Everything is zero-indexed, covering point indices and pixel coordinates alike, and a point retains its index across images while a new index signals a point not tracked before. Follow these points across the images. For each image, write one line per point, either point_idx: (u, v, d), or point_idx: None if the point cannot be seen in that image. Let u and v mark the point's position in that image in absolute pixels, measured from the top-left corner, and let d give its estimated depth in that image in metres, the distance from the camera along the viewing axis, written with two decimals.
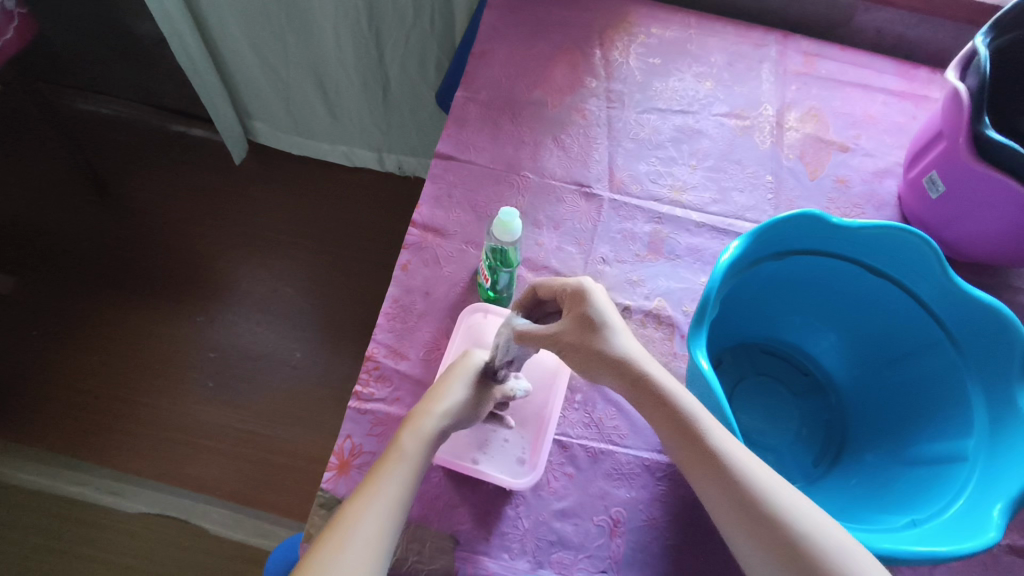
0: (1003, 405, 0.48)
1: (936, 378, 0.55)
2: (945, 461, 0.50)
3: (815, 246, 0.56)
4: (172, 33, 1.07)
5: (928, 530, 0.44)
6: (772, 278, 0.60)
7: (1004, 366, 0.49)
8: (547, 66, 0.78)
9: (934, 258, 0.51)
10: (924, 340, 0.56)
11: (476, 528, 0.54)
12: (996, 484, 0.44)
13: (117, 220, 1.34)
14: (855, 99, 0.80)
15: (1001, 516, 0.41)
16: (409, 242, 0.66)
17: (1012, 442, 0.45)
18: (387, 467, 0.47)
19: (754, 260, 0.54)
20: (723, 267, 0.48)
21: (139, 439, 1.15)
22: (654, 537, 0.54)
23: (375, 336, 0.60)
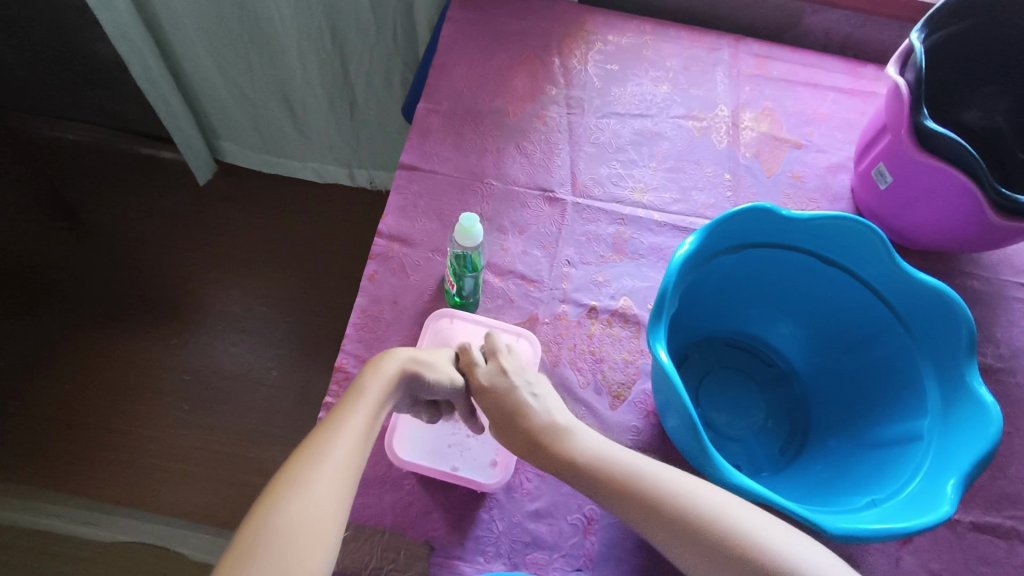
0: (953, 386, 0.50)
1: (892, 362, 0.57)
2: (904, 443, 0.51)
3: (768, 238, 0.57)
4: (133, 57, 1.06)
5: (888, 508, 0.45)
6: (731, 273, 0.61)
7: (951, 347, 0.51)
8: (506, 75, 0.80)
9: (881, 245, 0.52)
10: (878, 325, 0.58)
11: (451, 534, 0.54)
12: (949, 461, 0.45)
13: (85, 245, 1.32)
14: (807, 97, 0.83)
15: (955, 492, 0.43)
16: (376, 252, 0.66)
17: (963, 421, 0.47)
18: (349, 405, 0.48)
19: (710, 254, 0.56)
20: (678, 262, 0.50)
21: (115, 467, 1.13)
22: (627, 533, 0.55)
23: (344, 347, 0.61)
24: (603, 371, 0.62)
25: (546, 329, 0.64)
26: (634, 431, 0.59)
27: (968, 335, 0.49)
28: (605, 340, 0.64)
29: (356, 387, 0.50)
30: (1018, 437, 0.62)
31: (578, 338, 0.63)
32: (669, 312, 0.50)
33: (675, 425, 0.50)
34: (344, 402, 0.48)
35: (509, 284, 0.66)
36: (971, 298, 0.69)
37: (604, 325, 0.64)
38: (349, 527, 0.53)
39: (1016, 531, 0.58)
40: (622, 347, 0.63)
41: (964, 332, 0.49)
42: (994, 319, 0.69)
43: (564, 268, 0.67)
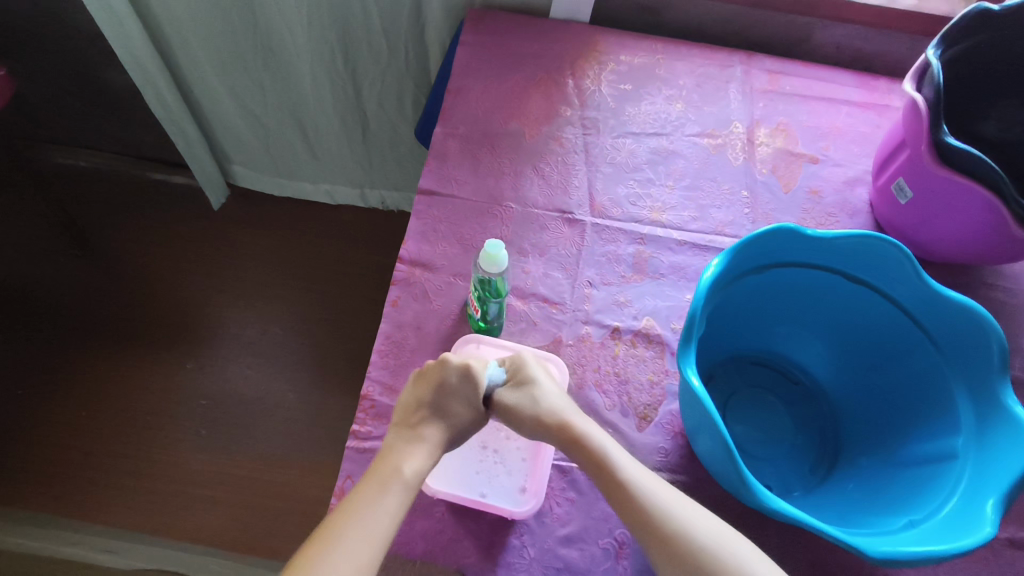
0: (986, 404, 0.49)
1: (922, 378, 0.56)
2: (937, 462, 0.51)
3: (793, 258, 0.57)
4: (146, 83, 1.08)
5: (927, 529, 0.45)
6: (757, 293, 0.61)
7: (983, 364, 0.50)
8: (521, 98, 0.81)
9: (907, 263, 0.52)
10: (906, 342, 0.58)
11: (482, 561, 0.54)
12: (987, 481, 0.45)
13: (103, 271, 1.33)
14: (820, 112, 0.83)
15: (995, 513, 0.42)
16: (398, 278, 0.66)
17: (999, 439, 0.47)
18: (380, 488, 0.48)
19: (736, 276, 0.56)
20: (706, 285, 0.50)
21: (132, 492, 1.13)
22: None
23: (370, 374, 0.61)
24: (629, 393, 0.62)
25: (570, 351, 0.64)
26: (662, 452, 0.59)
27: (1000, 352, 0.49)
28: (629, 361, 0.64)
29: (388, 470, 0.49)
30: None
31: (602, 359, 0.63)
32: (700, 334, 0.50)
33: (706, 447, 0.50)
34: (373, 481, 0.48)
35: (532, 307, 0.66)
36: (996, 310, 0.70)
37: (628, 346, 0.64)
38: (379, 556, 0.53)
39: None
40: (647, 368, 0.63)
41: (993, 349, 0.49)
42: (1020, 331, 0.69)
43: (586, 289, 0.68)
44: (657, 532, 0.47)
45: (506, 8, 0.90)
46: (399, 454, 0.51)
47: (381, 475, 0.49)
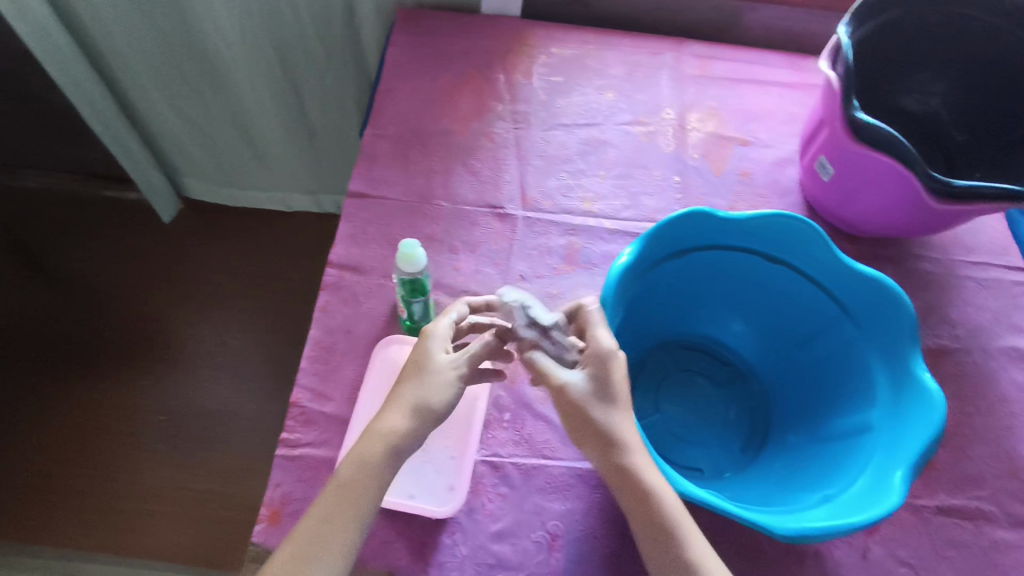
0: (899, 375, 0.50)
1: (841, 353, 0.57)
2: (855, 435, 0.51)
3: (709, 241, 0.57)
4: (82, 99, 1.06)
5: (839, 503, 0.46)
6: (680, 277, 0.62)
7: (896, 334, 0.51)
8: (451, 95, 0.80)
9: (818, 240, 0.53)
10: (826, 318, 0.58)
11: (414, 562, 0.53)
12: (896, 452, 0.46)
13: (58, 292, 1.32)
14: (750, 95, 0.84)
15: (902, 483, 0.43)
16: (327, 282, 0.66)
17: (911, 409, 0.47)
18: (367, 453, 0.47)
19: (652, 262, 0.56)
20: (619, 270, 0.51)
21: (94, 513, 1.12)
22: (593, 546, 0.55)
23: (299, 381, 0.60)
24: None
25: None
26: None
27: (910, 320, 0.50)
28: None
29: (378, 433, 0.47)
30: (977, 417, 0.64)
31: None
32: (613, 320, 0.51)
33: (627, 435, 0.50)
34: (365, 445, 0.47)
35: None
36: (924, 281, 0.72)
37: None
38: None
39: (980, 511, 0.60)
40: None
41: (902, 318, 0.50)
42: (945, 302, 0.71)
43: (518, 283, 0.67)
44: (660, 543, 0.45)
45: (436, 6, 0.89)
46: (382, 428, 0.48)
47: (356, 462, 0.46)
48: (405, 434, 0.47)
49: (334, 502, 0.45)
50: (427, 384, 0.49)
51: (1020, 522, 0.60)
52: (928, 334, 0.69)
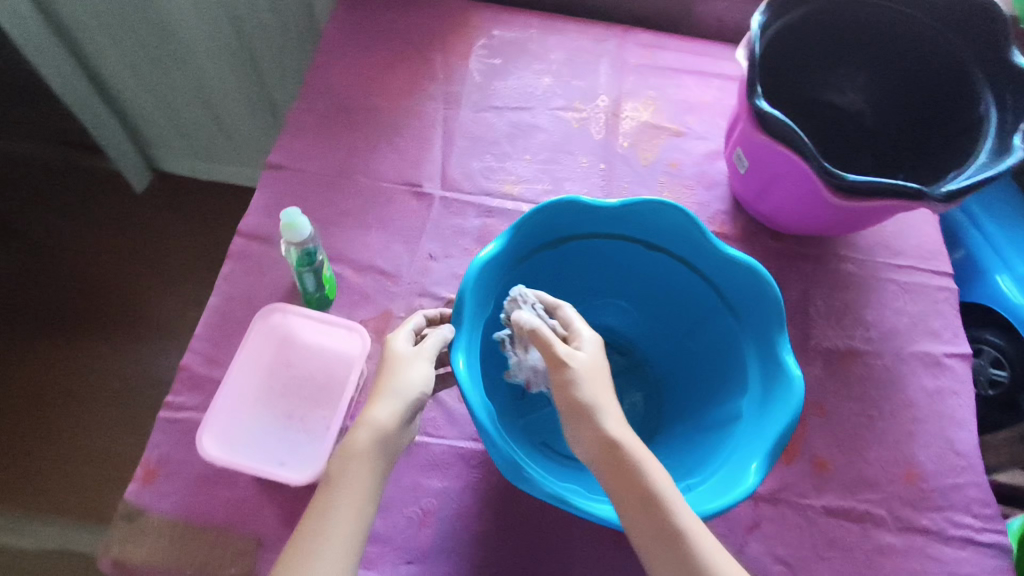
0: (771, 367, 0.51)
1: (721, 340, 0.58)
2: (728, 425, 0.53)
3: (590, 230, 0.58)
4: (59, 79, 1.06)
5: (699, 492, 0.47)
6: (567, 265, 0.62)
7: (766, 321, 0.53)
8: (386, 73, 0.80)
9: (693, 225, 0.54)
10: (707, 307, 0.59)
11: (282, 530, 0.54)
12: (756, 442, 0.47)
13: (17, 251, 1.27)
14: (690, 86, 0.83)
15: (756, 474, 0.44)
16: (233, 250, 0.66)
17: (777, 400, 0.49)
18: (354, 463, 0.42)
19: (526, 250, 0.56)
20: (481, 262, 0.49)
21: (37, 471, 1.11)
22: (464, 525, 0.55)
23: (191, 346, 0.61)
24: None
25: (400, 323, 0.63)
26: None
27: (777, 306, 0.51)
28: None
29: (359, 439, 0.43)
30: (878, 421, 0.63)
31: None
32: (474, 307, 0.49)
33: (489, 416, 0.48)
34: (353, 455, 0.43)
35: (367, 280, 0.66)
36: (844, 281, 0.71)
37: None
38: (179, 523, 0.53)
39: (868, 514, 0.59)
40: None
41: (773, 311, 0.51)
42: (861, 303, 0.70)
43: (425, 261, 0.67)
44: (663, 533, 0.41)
45: None
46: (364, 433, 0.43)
47: (337, 479, 0.42)
48: (395, 426, 0.44)
49: (319, 523, 0.40)
50: (407, 373, 0.46)
51: (908, 527, 0.59)
52: (840, 336, 0.68)
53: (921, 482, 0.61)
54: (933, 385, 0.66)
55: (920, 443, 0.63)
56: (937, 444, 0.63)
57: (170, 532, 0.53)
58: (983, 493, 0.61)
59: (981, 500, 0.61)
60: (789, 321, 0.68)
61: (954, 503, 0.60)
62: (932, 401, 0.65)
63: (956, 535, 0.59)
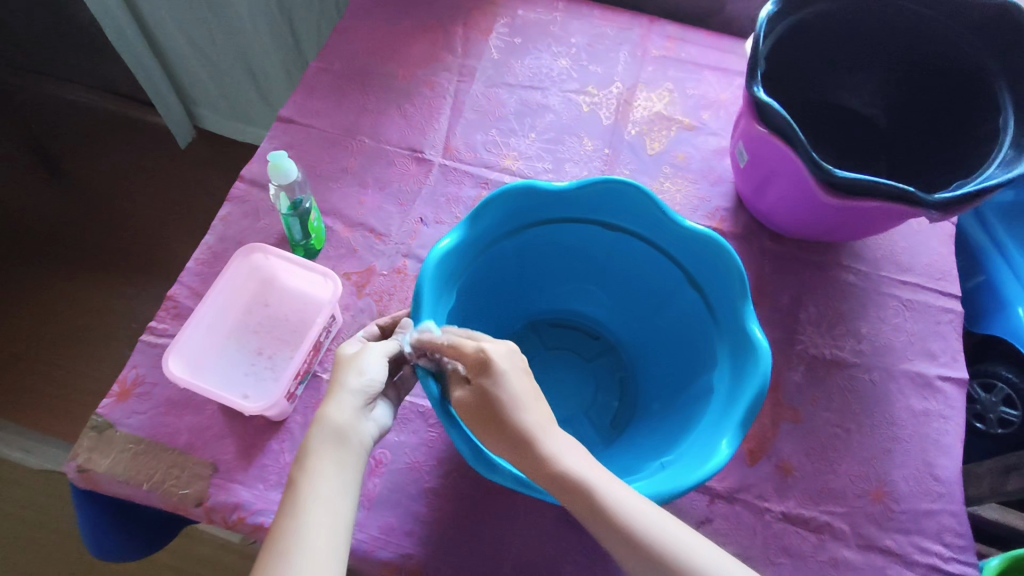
0: (741, 351, 0.51)
1: (690, 318, 0.60)
2: (699, 401, 0.54)
3: (562, 215, 0.59)
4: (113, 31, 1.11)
5: (671, 468, 0.47)
6: (542, 251, 0.64)
7: (729, 295, 0.54)
8: (406, 42, 0.82)
9: (655, 205, 0.55)
10: (675, 288, 0.61)
11: (238, 459, 0.55)
12: (725, 420, 0.47)
13: (67, 195, 1.34)
14: (711, 81, 0.81)
15: (729, 446, 0.44)
16: (234, 194, 0.68)
17: (746, 380, 0.48)
18: (320, 456, 0.44)
19: (494, 238, 0.58)
20: (441, 253, 0.50)
21: (55, 400, 1.17)
22: (413, 479, 0.56)
23: (181, 279, 0.63)
24: None
25: (381, 280, 0.65)
26: None
27: (740, 278, 0.52)
28: None
29: (323, 436, 0.45)
30: (855, 434, 0.61)
31: (411, 292, 0.65)
32: (432, 291, 0.50)
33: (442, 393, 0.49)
34: (322, 450, 0.44)
35: (356, 236, 0.67)
36: (841, 291, 0.69)
37: None
38: (143, 440, 0.56)
39: (828, 526, 0.57)
40: None
41: (741, 297, 0.52)
42: (857, 314, 0.67)
43: (415, 224, 0.68)
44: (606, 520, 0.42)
45: None
46: (327, 429, 0.45)
47: (308, 474, 0.43)
48: (356, 422, 0.47)
49: (298, 517, 0.41)
50: (360, 372, 0.48)
51: (869, 546, 0.57)
52: (828, 345, 0.65)
53: (891, 502, 0.58)
54: (921, 406, 0.63)
55: (896, 462, 0.60)
56: (914, 466, 0.60)
57: (134, 447, 0.55)
58: (957, 523, 0.58)
59: (954, 529, 0.58)
60: (775, 324, 0.66)
61: (924, 529, 0.58)
62: (917, 422, 0.62)
63: (921, 561, 0.56)
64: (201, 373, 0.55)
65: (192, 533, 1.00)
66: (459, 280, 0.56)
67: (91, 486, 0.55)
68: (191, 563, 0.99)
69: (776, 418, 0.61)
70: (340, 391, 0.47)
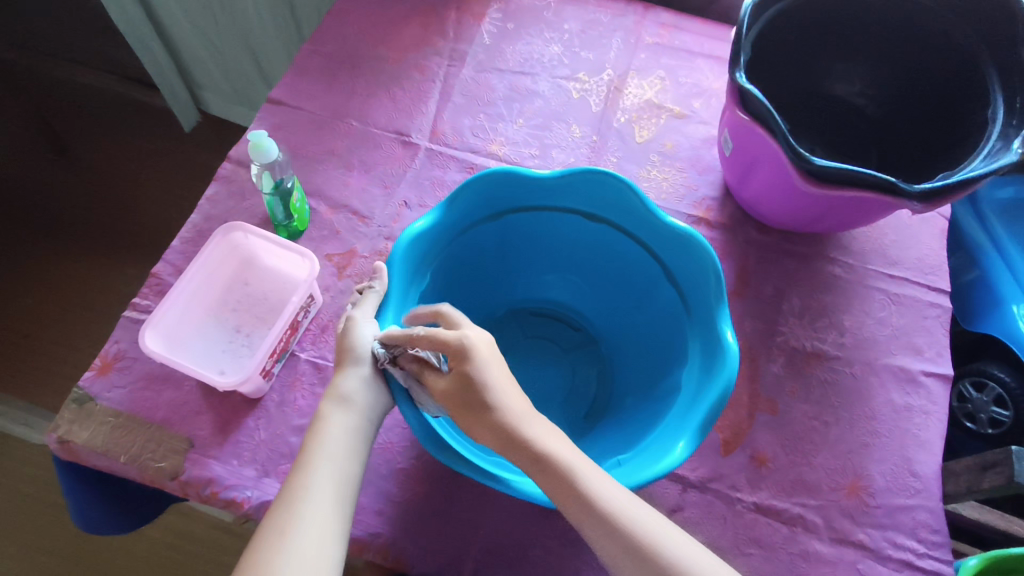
0: (711, 347, 0.51)
1: (667, 311, 0.59)
2: (666, 398, 0.54)
3: (541, 202, 0.59)
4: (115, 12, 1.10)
5: (626, 467, 0.47)
6: (523, 237, 0.64)
7: (705, 292, 0.53)
8: (397, 25, 0.81)
9: (633, 196, 0.55)
10: (654, 282, 0.61)
11: (214, 435, 0.56)
12: (687, 420, 0.47)
13: (73, 176, 1.35)
14: (703, 70, 0.81)
15: (683, 450, 0.44)
16: (220, 174, 0.69)
17: (711, 380, 0.48)
18: (331, 426, 0.46)
19: (473, 221, 0.58)
20: (414, 232, 0.50)
21: (53, 375, 1.17)
22: (385, 459, 0.56)
23: (165, 256, 0.64)
24: None
25: (362, 262, 0.65)
26: None
27: (715, 275, 0.51)
28: None
29: (336, 408, 0.47)
30: (832, 427, 0.60)
31: None
32: (402, 273, 0.49)
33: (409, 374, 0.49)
34: (335, 419, 0.46)
35: (339, 217, 0.67)
36: (827, 283, 0.68)
37: None
38: (122, 414, 0.57)
39: (801, 519, 0.56)
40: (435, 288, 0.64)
41: (716, 295, 0.51)
42: (842, 307, 0.67)
43: (399, 207, 0.69)
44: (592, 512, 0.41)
45: None
46: (340, 401, 0.47)
47: (320, 443, 0.45)
48: (362, 391, 0.48)
49: (306, 482, 0.43)
50: (358, 344, 0.49)
51: (842, 539, 0.56)
52: (810, 337, 0.65)
53: (866, 497, 0.58)
54: (903, 402, 0.63)
55: (874, 457, 0.60)
56: (892, 461, 0.60)
57: (113, 420, 0.56)
58: (933, 519, 0.58)
59: (930, 526, 0.57)
60: (757, 315, 0.66)
61: (898, 524, 0.57)
62: (897, 417, 0.62)
63: (893, 556, 0.56)
64: (179, 350, 0.56)
65: (183, 511, 1.02)
66: (434, 263, 0.56)
67: (71, 458, 0.55)
68: (184, 539, 1.00)
69: (753, 409, 0.61)
70: (345, 366, 0.48)
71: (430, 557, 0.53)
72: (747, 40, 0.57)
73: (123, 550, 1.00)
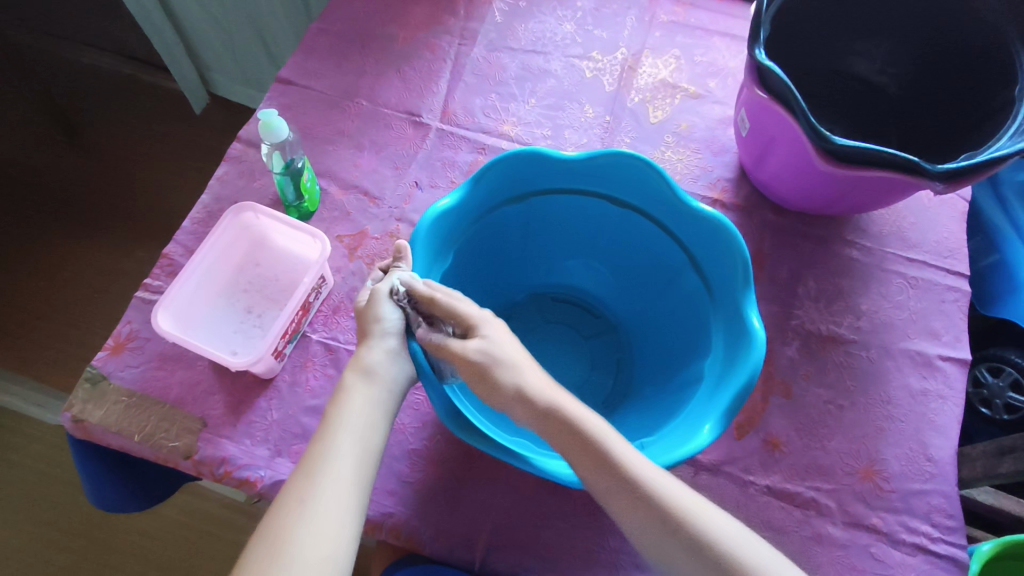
0: (736, 331, 0.50)
1: (690, 296, 0.59)
2: (688, 384, 0.54)
3: (561, 184, 0.58)
4: None
5: (652, 449, 0.48)
6: (546, 221, 0.63)
7: (731, 278, 0.53)
8: (408, 3, 0.80)
9: (657, 177, 0.54)
10: (678, 267, 0.60)
11: (226, 414, 0.56)
12: (714, 401, 0.47)
13: (82, 159, 1.35)
14: (719, 49, 0.79)
15: (709, 432, 0.44)
16: (230, 154, 0.68)
17: (736, 367, 0.48)
18: (353, 396, 0.45)
19: (493, 205, 0.57)
20: (437, 213, 0.49)
21: (64, 356, 1.18)
22: (397, 440, 0.56)
23: (176, 237, 0.64)
24: None
25: (373, 244, 0.65)
26: None
27: (741, 259, 0.51)
28: None
29: (359, 380, 0.46)
30: (847, 412, 0.60)
31: None
32: (424, 253, 0.50)
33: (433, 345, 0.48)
34: (358, 391, 0.46)
35: (350, 198, 0.67)
36: (843, 266, 0.67)
37: None
38: (135, 394, 0.57)
39: (814, 502, 0.56)
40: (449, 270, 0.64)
41: (742, 282, 0.51)
42: (858, 290, 0.66)
43: (409, 188, 0.68)
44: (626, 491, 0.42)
45: None
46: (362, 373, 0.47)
47: (340, 414, 0.44)
48: (385, 363, 0.47)
49: (327, 452, 0.42)
50: (381, 318, 0.48)
51: (855, 523, 0.56)
52: (825, 320, 0.64)
53: (880, 481, 0.57)
54: (919, 386, 0.62)
55: (889, 441, 0.59)
56: (908, 446, 0.59)
57: (127, 400, 0.56)
58: (948, 504, 0.57)
59: (945, 510, 0.57)
60: (772, 298, 0.65)
61: (913, 509, 0.57)
62: (913, 402, 0.61)
63: (907, 540, 0.56)
64: (192, 331, 0.56)
65: (197, 491, 1.03)
66: (454, 247, 0.55)
67: (85, 436, 0.56)
68: (196, 519, 1.02)
69: (767, 392, 0.60)
70: (371, 342, 0.48)
71: (442, 537, 0.53)
72: (767, 17, 0.55)
73: (136, 529, 1.02)
